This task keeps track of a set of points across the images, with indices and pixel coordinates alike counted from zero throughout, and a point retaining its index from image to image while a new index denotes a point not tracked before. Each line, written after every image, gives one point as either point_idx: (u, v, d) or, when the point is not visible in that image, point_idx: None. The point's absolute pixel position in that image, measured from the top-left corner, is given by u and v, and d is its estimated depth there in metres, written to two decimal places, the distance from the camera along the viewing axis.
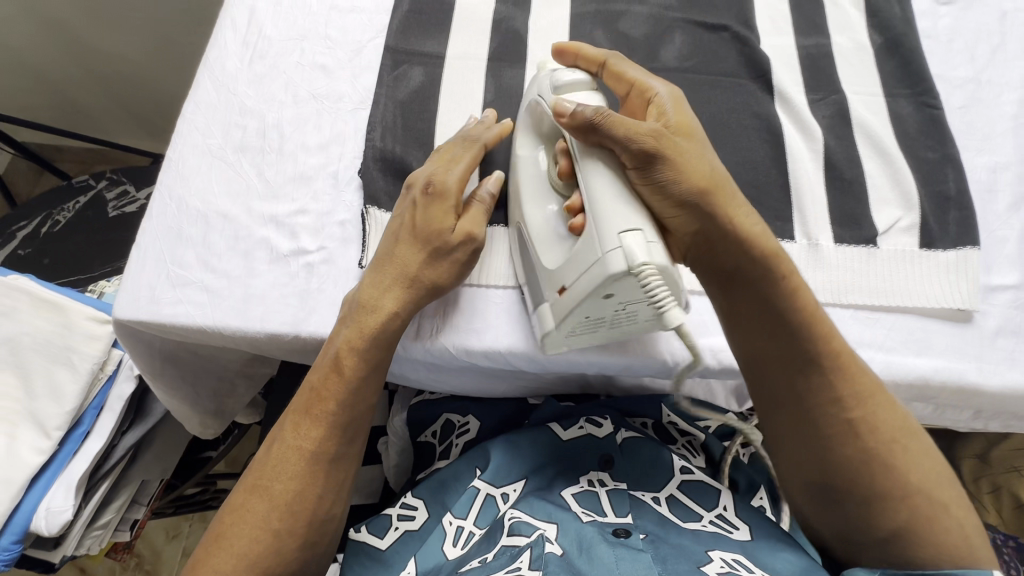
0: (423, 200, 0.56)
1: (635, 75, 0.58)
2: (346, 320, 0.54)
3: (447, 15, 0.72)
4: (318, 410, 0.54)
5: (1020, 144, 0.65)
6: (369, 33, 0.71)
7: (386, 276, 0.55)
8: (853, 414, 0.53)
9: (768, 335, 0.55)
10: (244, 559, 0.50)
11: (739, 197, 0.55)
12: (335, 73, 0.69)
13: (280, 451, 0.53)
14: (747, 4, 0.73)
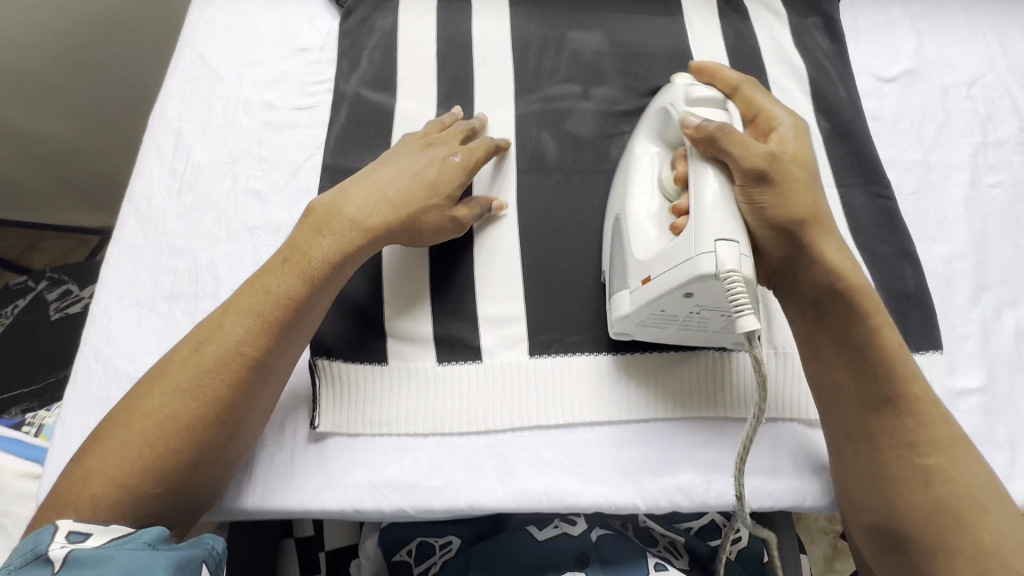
0: (446, 161, 0.60)
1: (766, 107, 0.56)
2: (318, 227, 0.54)
3: (387, 127, 0.69)
4: (270, 316, 0.51)
5: (974, 230, 0.65)
6: (305, 150, 0.68)
7: (380, 192, 0.56)
8: (935, 463, 0.48)
9: (845, 360, 0.51)
10: (142, 442, 0.46)
11: (837, 232, 0.53)
12: (271, 199, 0.65)
13: (228, 329, 0.50)
14: None
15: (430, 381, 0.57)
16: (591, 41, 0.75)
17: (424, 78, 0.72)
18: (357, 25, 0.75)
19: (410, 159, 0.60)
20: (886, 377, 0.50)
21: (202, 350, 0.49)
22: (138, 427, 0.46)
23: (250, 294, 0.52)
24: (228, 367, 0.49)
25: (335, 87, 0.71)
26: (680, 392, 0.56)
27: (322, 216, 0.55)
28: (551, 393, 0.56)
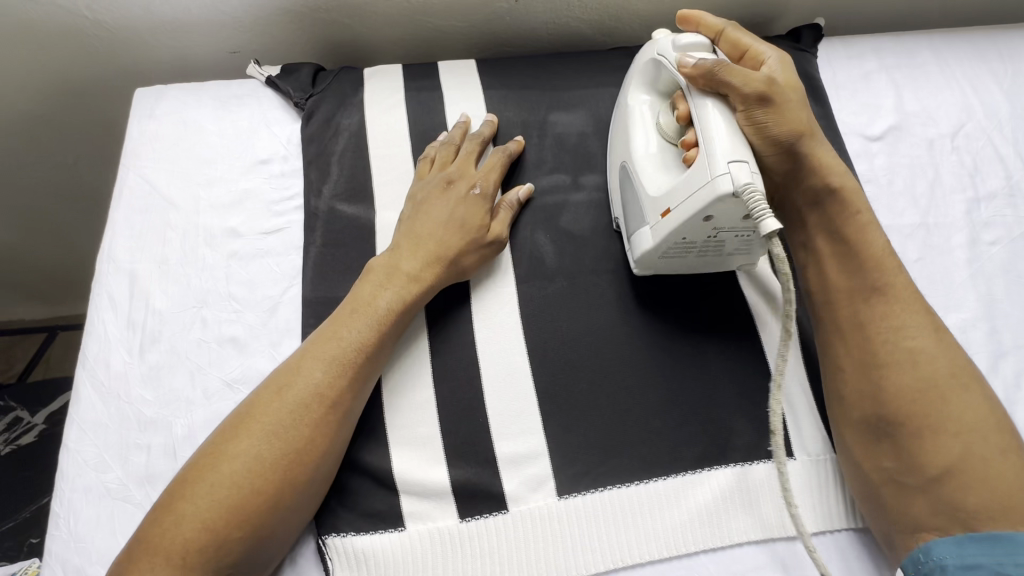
0: (469, 197, 0.62)
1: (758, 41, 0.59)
2: (379, 284, 0.56)
3: (369, 245, 0.63)
4: (343, 370, 0.52)
5: (982, 293, 0.64)
6: (281, 282, 0.61)
7: (428, 237, 0.59)
8: (914, 344, 0.52)
9: (841, 265, 0.56)
10: (227, 490, 0.46)
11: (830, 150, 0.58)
12: (249, 346, 0.58)
13: (306, 372, 0.51)
14: None
15: (457, 539, 0.52)
16: (574, 123, 0.71)
17: (402, 184, 0.67)
18: (320, 128, 0.69)
19: (439, 202, 0.62)
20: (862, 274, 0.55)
21: (278, 400, 0.50)
22: (219, 479, 0.47)
23: (323, 345, 0.53)
24: (306, 416, 0.49)
25: (305, 204, 0.65)
26: (722, 514, 0.53)
27: (383, 266, 0.58)
28: (587, 537, 0.52)
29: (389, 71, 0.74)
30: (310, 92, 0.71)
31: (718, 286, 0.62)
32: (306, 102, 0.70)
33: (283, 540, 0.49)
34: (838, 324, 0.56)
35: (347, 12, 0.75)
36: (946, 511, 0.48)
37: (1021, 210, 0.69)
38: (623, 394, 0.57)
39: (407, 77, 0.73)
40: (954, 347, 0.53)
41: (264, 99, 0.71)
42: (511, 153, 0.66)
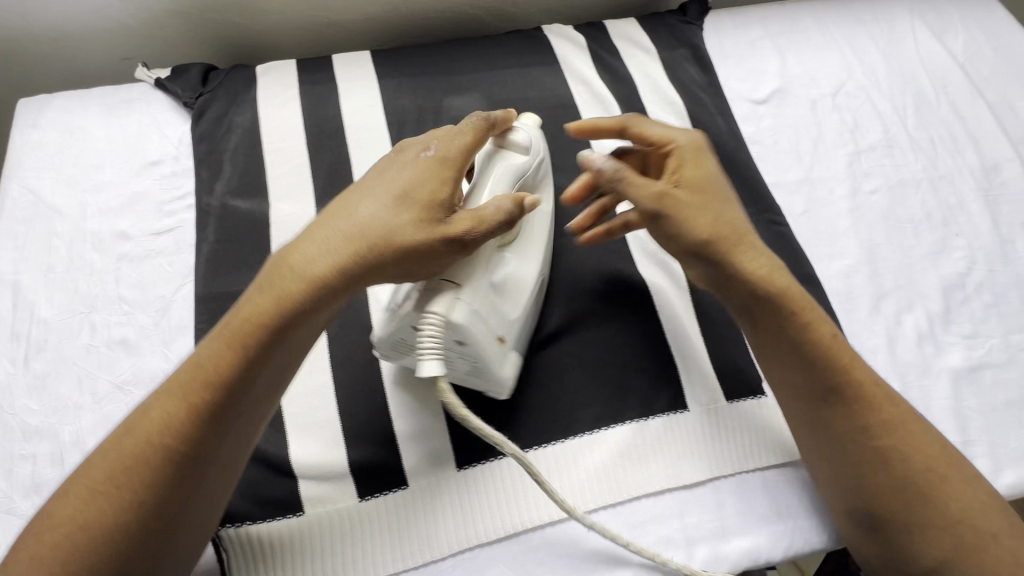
0: (428, 170, 0.48)
1: (511, 133, 0.54)
2: (276, 276, 0.45)
3: (263, 238, 0.63)
4: (215, 392, 0.43)
5: (863, 240, 0.67)
6: (173, 281, 0.61)
7: (349, 218, 0.46)
8: (891, 441, 0.49)
9: (790, 369, 0.52)
10: (98, 498, 0.42)
11: (756, 240, 0.52)
12: (140, 347, 0.57)
13: (163, 400, 0.43)
14: (580, 147, 0.70)
15: (359, 518, 0.52)
16: (469, 106, 0.73)
17: (297, 175, 0.67)
18: (211, 126, 0.68)
19: (389, 176, 0.48)
20: (822, 374, 0.50)
21: (129, 439, 0.43)
22: (66, 524, 0.41)
23: (193, 363, 0.44)
24: (171, 440, 0.43)
25: (197, 202, 0.64)
26: (620, 472, 0.55)
27: (300, 246, 0.45)
28: (488, 505, 0.53)
29: (283, 66, 0.74)
30: (199, 92, 0.70)
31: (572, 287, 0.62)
32: (195, 101, 0.69)
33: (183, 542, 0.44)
34: (809, 424, 0.52)
35: (236, 10, 0.75)
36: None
37: (898, 159, 0.72)
38: (520, 364, 0.58)
39: (301, 71, 0.73)
40: (923, 428, 0.50)
41: (154, 101, 0.70)
42: (494, 120, 0.52)
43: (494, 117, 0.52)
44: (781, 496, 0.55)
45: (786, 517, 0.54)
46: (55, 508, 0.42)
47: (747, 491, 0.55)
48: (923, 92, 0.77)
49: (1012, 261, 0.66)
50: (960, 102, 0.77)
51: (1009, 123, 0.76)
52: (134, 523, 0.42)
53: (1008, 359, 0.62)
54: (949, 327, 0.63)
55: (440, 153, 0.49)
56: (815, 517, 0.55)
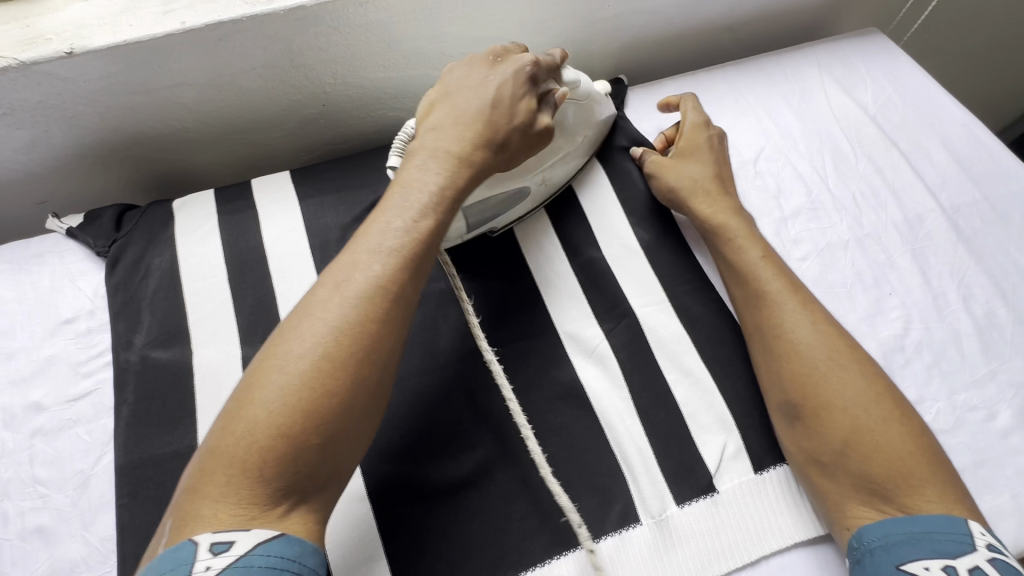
0: (522, 79, 0.59)
1: (564, 70, 0.65)
2: (427, 158, 0.54)
3: (186, 390, 0.61)
4: (416, 243, 0.50)
5: None
6: (91, 451, 0.57)
7: (482, 115, 0.57)
8: (800, 330, 0.58)
9: (756, 303, 0.61)
10: (315, 347, 0.44)
11: (733, 211, 0.67)
12: (57, 531, 0.54)
13: (370, 254, 0.48)
14: (510, 246, 0.70)
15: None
16: None
17: (220, 315, 0.65)
18: (127, 272, 0.66)
19: (479, 76, 0.60)
20: (763, 275, 0.62)
21: (343, 288, 0.47)
22: (291, 371, 0.43)
23: (374, 227, 0.51)
24: (379, 305, 0.47)
25: (115, 359, 0.61)
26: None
27: (432, 135, 0.56)
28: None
29: (200, 197, 0.73)
30: (114, 237, 0.68)
31: (511, 400, 0.61)
32: (110, 248, 0.68)
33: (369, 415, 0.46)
34: (756, 322, 0.61)
35: (150, 143, 0.74)
36: (865, 484, 0.51)
37: (824, 222, 0.73)
38: (466, 493, 0.56)
39: (220, 201, 0.72)
40: (835, 332, 0.58)
41: (66, 252, 0.68)
42: (556, 61, 0.64)
43: (557, 59, 0.64)
44: None
45: None
46: (264, 366, 0.44)
47: None
48: (841, 147, 0.79)
49: (945, 313, 0.67)
50: (876, 153, 0.78)
51: (925, 170, 0.77)
52: (355, 370, 0.44)
53: (956, 422, 0.61)
54: None
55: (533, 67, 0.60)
56: None
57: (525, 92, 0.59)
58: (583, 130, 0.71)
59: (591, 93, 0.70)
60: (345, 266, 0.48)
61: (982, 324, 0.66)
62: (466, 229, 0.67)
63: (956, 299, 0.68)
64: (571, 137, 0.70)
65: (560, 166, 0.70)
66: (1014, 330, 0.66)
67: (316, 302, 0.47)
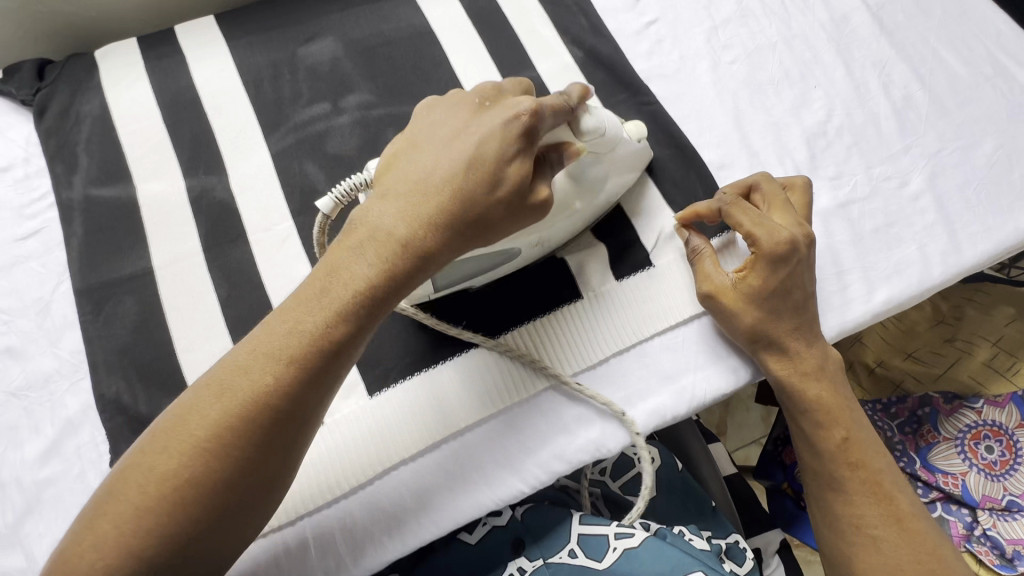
0: (517, 138, 0.43)
1: (587, 113, 0.51)
2: (365, 238, 0.42)
3: (134, 221, 0.61)
4: (312, 359, 0.41)
5: (729, 108, 0.69)
6: (49, 282, 0.59)
7: (447, 182, 0.43)
8: (874, 530, 0.52)
9: (831, 493, 0.54)
10: (188, 475, 0.39)
11: (818, 376, 0.56)
12: (27, 351, 0.56)
13: (266, 364, 0.41)
14: (446, 69, 0.70)
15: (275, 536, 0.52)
16: (326, 51, 0.71)
17: (159, 153, 0.65)
18: (57, 119, 0.65)
19: (466, 122, 0.45)
20: (836, 460, 0.54)
21: (227, 398, 0.41)
22: (155, 492, 0.39)
23: (285, 325, 0.42)
24: (265, 418, 0.41)
25: (58, 198, 0.62)
26: (520, 368, 0.56)
27: (378, 202, 0.43)
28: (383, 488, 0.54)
29: (122, 46, 0.70)
30: (37, 87, 0.67)
31: None
32: (35, 98, 0.66)
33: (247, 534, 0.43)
34: (831, 509, 0.54)
35: None
36: None
37: (753, 27, 0.74)
38: None
39: (145, 48, 0.70)
40: (920, 529, 0.52)
41: None
42: (572, 101, 0.49)
43: (574, 98, 0.49)
44: (680, 355, 0.58)
45: (687, 370, 0.58)
46: (134, 474, 0.40)
47: (651, 358, 0.58)
48: None
49: (866, 100, 0.70)
50: None
51: None
52: (237, 497, 0.41)
53: (871, 190, 0.65)
54: (816, 172, 0.66)
55: (538, 113, 0.44)
56: (711, 364, 0.58)
57: (520, 160, 0.43)
58: (596, 187, 0.57)
59: (622, 144, 0.57)
60: (241, 368, 0.41)
61: (900, 107, 0.70)
62: (432, 289, 0.56)
63: (877, 87, 0.71)
64: (585, 193, 0.57)
65: (563, 224, 0.57)
66: (929, 109, 0.69)
67: (192, 412, 0.41)
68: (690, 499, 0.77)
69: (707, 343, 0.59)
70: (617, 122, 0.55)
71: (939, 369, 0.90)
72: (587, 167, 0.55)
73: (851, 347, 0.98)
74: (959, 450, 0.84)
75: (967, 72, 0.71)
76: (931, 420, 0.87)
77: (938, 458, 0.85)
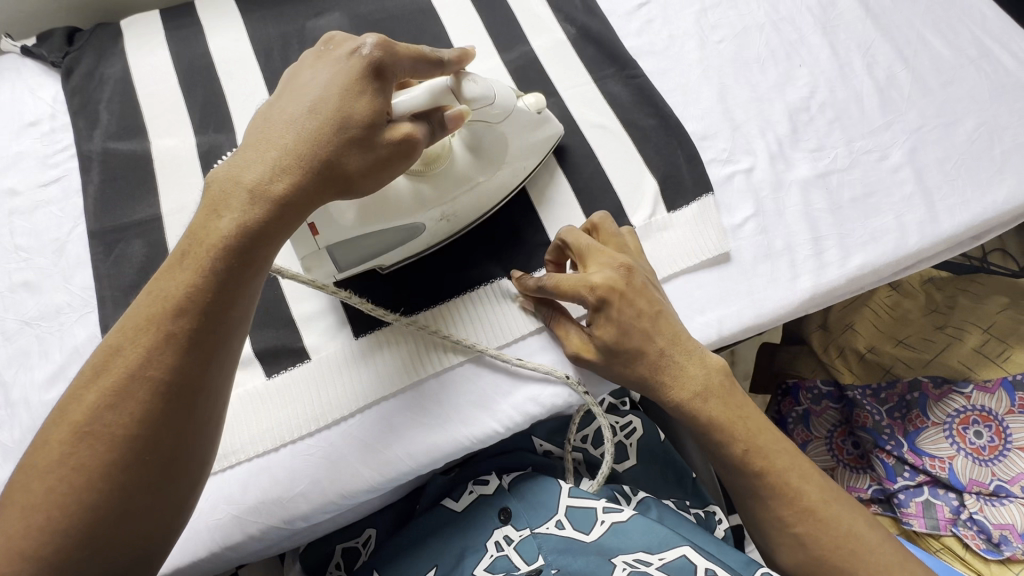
0: (350, 74, 0.45)
1: (471, 80, 0.51)
2: (217, 200, 0.43)
3: (147, 173, 0.66)
4: (181, 313, 0.41)
5: (714, 83, 0.72)
6: (66, 224, 0.63)
7: (291, 128, 0.44)
8: (804, 524, 0.52)
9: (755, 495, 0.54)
10: (72, 458, 0.39)
11: (722, 387, 0.54)
12: (42, 285, 0.60)
13: (131, 330, 0.41)
14: (444, 43, 0.74)
15: (272, 523, 0.54)
16: (332, 24, 0.75)
17: (174, 112, 0.69)
18: (83, 80, 0.71)
19: (301, 78, 0.47)
20: (753, 468, 0.53)
21: (103, 375, 0.40)
22: (42, 485, 0.38)
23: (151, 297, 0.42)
24: (147, 382, 0.40)
25: (79, 149, 0.67)
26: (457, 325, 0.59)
27: (228, 165, 0.44)
28: (372, 474, 0.55)
29: (146, 17, 0.76)
30: (67, 51, 0.72)
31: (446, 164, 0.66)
32: (64, 60, 0.72)
33: (154, 512, 0.40)
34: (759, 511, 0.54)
35: None
36: None
37: (742, 8, 0.76)
38: None
39: (166, 18, 0.75)
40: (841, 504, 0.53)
41: (23, 68, 0.72)
42: (439, 60, 0.50)
43: (444, 59, 0.51)
44: None
45: None
46: (26, 474, 0.39)
47: None
48: None
49: (849, 79, 0.72)
50: None
51: None
52: (125, 467, 0.39)
53: (851, 162, 0.67)
54: (796, 145, 0.68)
55: (379, 52, 0.46)
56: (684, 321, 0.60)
57: (364, 95, 0.45)
58: (496, 159, 0.59)
59: (517, 110, 0.57)
60: (112, 351, 0.41)
61: (883, 85, 0.71)
62: (336, 269, 0.57)
63: (860, 67, 0.73)
64: (485, 168, 0.59)
65: (468, 199, 0.59)
66: (911, 88, 0.71)
67: (73, 397, 0.40)
68: (669, 468, 0.77)
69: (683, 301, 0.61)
70: (512, 91, 0.56)
71: (934, 353, 0.90)
72: (483, 136, 0.57)
73: (842, 334, 0.97)
74: (947, 434, 0.84)
75: (951, 54, 0.73)
76: (920, 405, 0.86)
77: (925, 442, 0.84)
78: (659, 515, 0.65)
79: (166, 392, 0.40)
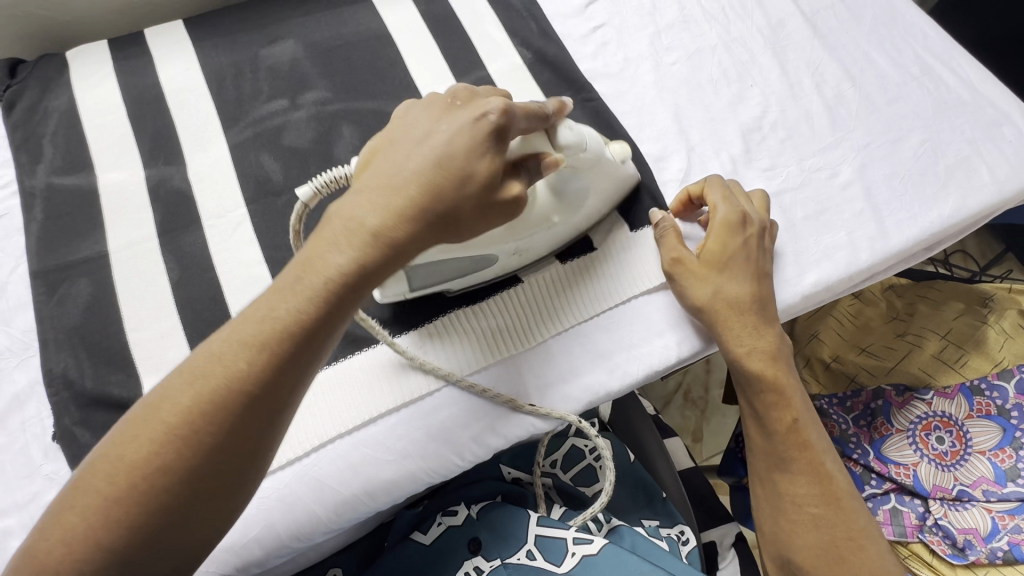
0: (481, 130, 0.44)
1: (565, 126, 0.52)
2: (338, 227, 0.42)
3: (92, 208, 0.64)
4: (285, 344, 0.40)
5: (669, 105, 0.73)
6: (7, 264, 0.62)
7: (422, 172, 0.43)
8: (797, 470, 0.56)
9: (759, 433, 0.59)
10: (153, 465, 0.37)
11: (768, 352, 0.58)
12: None
13: (231, 342, 0.40)
14: (399, 69, 0.74)
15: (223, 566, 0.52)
16: (286, 52, 0.75)
17: (121, 145, 0.68)
18: (25, 114, 0.69)
19: (438, 119, 0.46)
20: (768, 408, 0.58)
21: (197, 381, 0.39)
22: (117, 480, 0.37)
23: (259, 311, 0.41)
24: (230, 401, 0.39)
25: (21, 186, 0.65)
26: (453, 344, 0.58)
27: (353, 195, 0.43)
28: (327, 513, 0.54)
29: (93, 47, 0.74)
30: (10, 85, 0.71)
31: None
32: (6, 94, 0.70)
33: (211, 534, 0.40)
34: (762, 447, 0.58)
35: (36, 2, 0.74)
36: None
37: (695, 30, 0.78)
38: None
39: (114, 48, 0.74)
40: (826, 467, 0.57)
41: None
42: (549, 111, 0.49)
43: (549, 110, 0.49)
44: (617, 333, 0.61)
45: (619, 351, 0.60)
46: (105, 462, 0.37)
47: (590, 338, 0.60)
48: None
49: (800, 98, 0.74)
50: None
51: None
52: (200, 491, 0.38)
53: (803, 180, 0.68)
54: (750, 164, 0.69)
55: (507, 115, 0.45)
56: (642, 344, 0.60)
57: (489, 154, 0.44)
58: (579, 201, 0.58)
59: (605, 159, 0.57)
60: (213, 358, 0.39)
61: (832, 104, 0.73)
62: (407, 288, 0.57)
63: (810, 86, 0.74)
64: (566, 209, 0.57)
65: (544, 237, 0.58)
66: (858, 106, 0.73)
67: (167, 392, 0.39)
68: (639, 488, 0.76)
69: (643, 323, 0.61)
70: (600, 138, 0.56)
71: (892, 361, 0.92)
72: (569, 180, 0.55)
73: (808, 344, 0.98)
74: (911, 440, 0.85)
75: (896, 72, 0.75)
76: (884, 412, 0.87)
77: (891, 449, 0.85)
78: (632, 544, 0.67)
79: (254, 425, 0.39)
